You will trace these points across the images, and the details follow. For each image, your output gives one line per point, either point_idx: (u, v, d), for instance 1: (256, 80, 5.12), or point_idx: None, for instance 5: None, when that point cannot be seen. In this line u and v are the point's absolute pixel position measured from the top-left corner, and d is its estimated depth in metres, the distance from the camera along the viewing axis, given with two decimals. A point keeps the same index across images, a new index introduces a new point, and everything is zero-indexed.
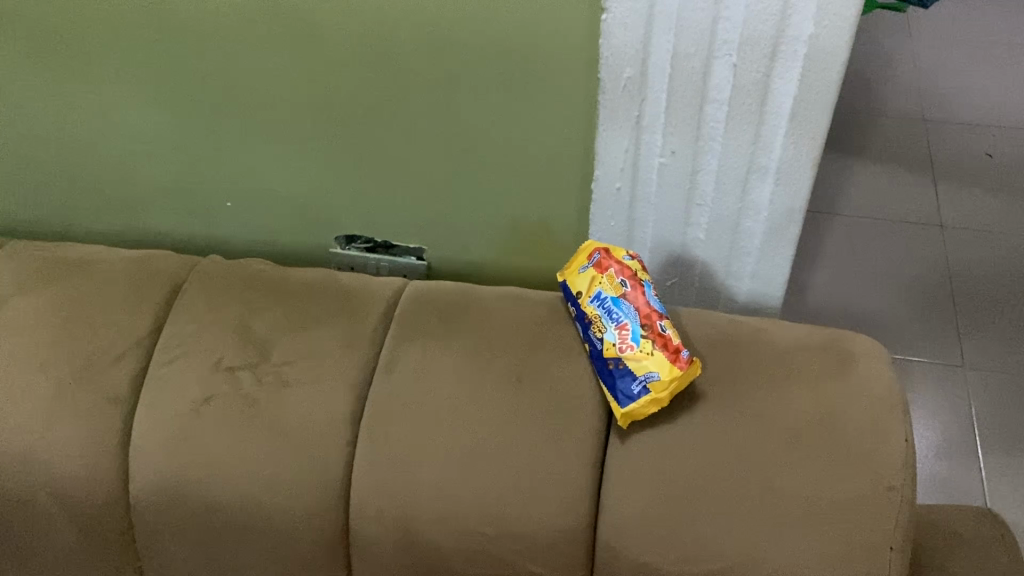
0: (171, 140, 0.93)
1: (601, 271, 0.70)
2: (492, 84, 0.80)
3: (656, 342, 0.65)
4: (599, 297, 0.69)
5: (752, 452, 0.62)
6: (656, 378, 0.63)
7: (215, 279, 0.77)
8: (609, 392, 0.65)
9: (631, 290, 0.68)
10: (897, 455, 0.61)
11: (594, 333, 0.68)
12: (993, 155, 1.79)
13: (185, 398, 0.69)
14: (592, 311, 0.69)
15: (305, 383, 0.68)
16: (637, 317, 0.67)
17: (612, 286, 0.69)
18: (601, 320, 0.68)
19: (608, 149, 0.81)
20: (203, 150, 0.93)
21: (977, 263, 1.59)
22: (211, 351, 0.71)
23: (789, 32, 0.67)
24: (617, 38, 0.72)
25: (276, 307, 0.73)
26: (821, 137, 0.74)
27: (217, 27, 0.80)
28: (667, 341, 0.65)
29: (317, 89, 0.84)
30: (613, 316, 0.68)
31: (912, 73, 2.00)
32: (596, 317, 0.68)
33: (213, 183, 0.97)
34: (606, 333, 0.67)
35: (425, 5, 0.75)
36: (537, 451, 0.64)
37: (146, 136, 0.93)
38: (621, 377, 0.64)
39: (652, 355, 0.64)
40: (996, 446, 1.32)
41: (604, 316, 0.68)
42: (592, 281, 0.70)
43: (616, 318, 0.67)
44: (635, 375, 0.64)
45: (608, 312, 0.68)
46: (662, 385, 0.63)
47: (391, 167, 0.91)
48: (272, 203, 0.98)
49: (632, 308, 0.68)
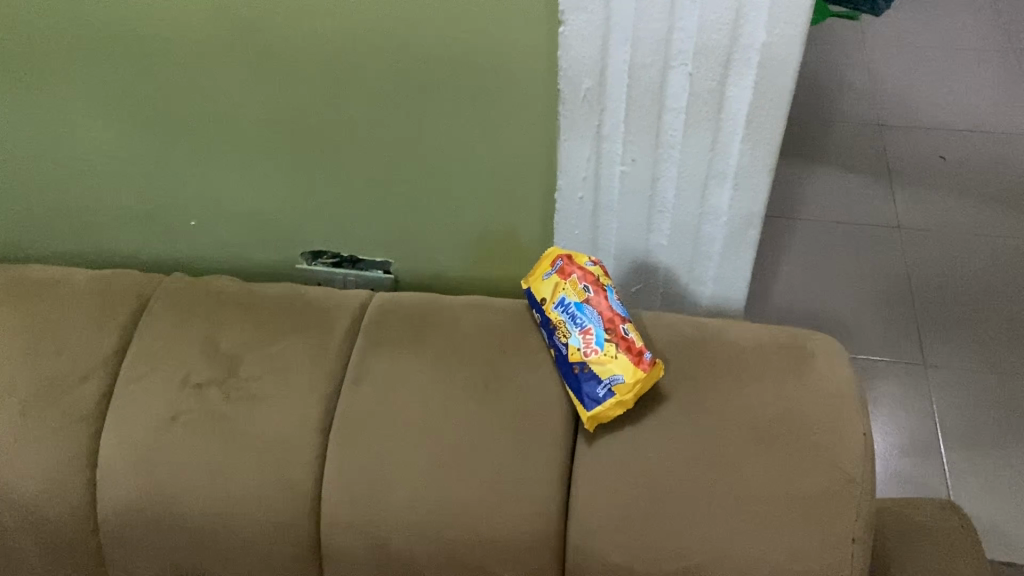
0: (132, 155, 0.92)
1: (565, 277, 0.71)
2: (454, 94, 0.81)
3: (620, 346, 0.66)
4: (563, 303, 0.70)
5: (716, 451, 0.63)
6: (620, 381, 0.64)
7: (181, 294, 0.75)
8: (575, 396, 0.66)
9: (594, 295, 0.69)
10: (856, 448, 0.62)
11: (559, 338, 0.69)
12: (946, 158, 1.83)
13: (152, 416, 0.68)
14: (557, 316, 0.70)
15: (272, 396, 0.68)
16: (600, 321, 0.68)
17: (576, 291, 0.70)
18: (566, 325, 0.69)
19: (570, 158, 0.82)
20: (163, 165, 0.93)
21: (932, 263, 1.63)
22: (177, 369, 0.70)
23: (742, 41, 0.69)
24: (575, 50, 0.73)
25: (242, 322, 0.73)
26: (776, 143, 0.76)
27: (176, 42, 0.80)
28: (631, 343, 0.66)
29: (280, 102, 0.84)
30: (576, 321, 0.69)
31: (864, 79, 2.05)
32: (560, 322, 0.69)
33: (176, 199, 0.97)
34: (570, 338, 0.68)
35: (383, 18, 0.76)
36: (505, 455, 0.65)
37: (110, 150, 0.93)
38: (586, 382, 0.65)
39: (615, 360, 0.65)
40: (956, 442, 1.35)
41: (568, 321, 0.69)
42: (556, 287, 0.71)
43: (580, 323, 0.68)
44: (599, 378, 0.65)
45: (572, 317, 0.69)
46: (626, 387, 0.64)
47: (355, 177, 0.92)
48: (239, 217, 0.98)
49: (595, 313, 0.69)
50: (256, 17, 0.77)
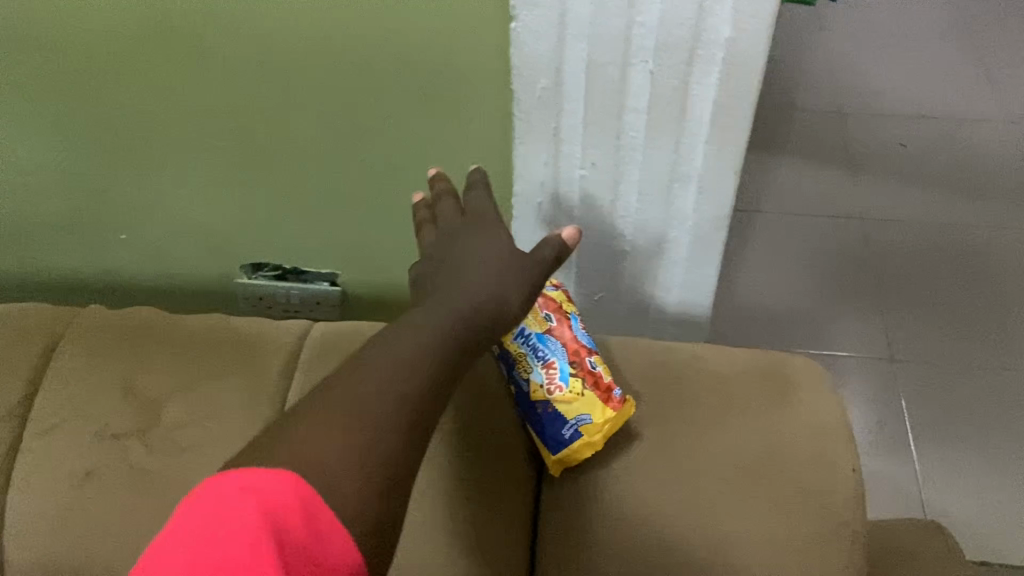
0: (57, 154, 0.86)
1: None
2: (400, 92, 0.76)
3: (588, 382, 0.61)
4: (523, 332, 0.62)
5: (695, 495, 0.58)
6: (588, 421, 0.60)
7: (98, 330, 0.68)
8: (540, 437, 0.61)
9: (557, 324, 0.63)
10: (845, 487, 0.59)
11: (519, 373, 0.62)
12: (908, 144, 1.80)
13: (65, 471, 0.60)
14: (516, 348, 0.62)
15: (202, 446, 0.61)
16: (565, 354, 0.62)
17: (536, 318, 0.63)
18: (527, 358, 0.61)
19: (527, 163, 0.76)
20: (91, 164, 0.87)
21: (896, 253, 1.60)
22: (92, 417, 0.62)
23: (706, 36, 0.63)
24: (529, 47, 0.67)
25: (167, 362, 0.66)
26: (742, 143, 0.71)
27: (94, 32, 0.73)
28: (598, 378, 0.62)
29: (214, 102, 0.78)
30: (538, 353, 0.62)
31: (823, 63, 2.00)
32: (520, 355, 0.62)
33: (108, 198, 0.90)
34: (532, 373, 0.61)
35: (321, 11, 0.70)
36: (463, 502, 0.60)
37: (31, 153, 0.86)
38: (551, 422, 0.61)
39: (583, 400, 0.60)
40: (927, 437, 1.32)
41: (530, 354, 0.61)
42: None
43: (543, 356, 0.62)
44: (565, 419, 0.60)
45: (534, 349, 0.62)
46: (594, 428, 0.60)
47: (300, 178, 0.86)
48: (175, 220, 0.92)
49: (559, 344, 0.62)
50: (182, 8, 0.70)
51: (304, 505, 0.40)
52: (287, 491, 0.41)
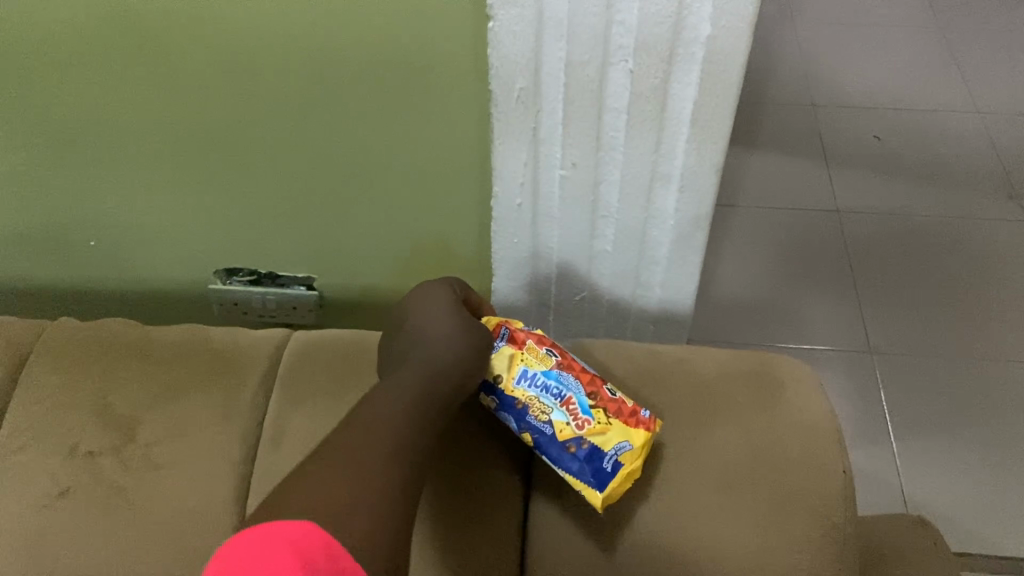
0: (20, 162, 0.83)
1: (519, 346, 0.61)
2: (375, 94, 0.74)
3: (613, 410, 0.59)
4: (528, 375, 0.60)
5: (685, 499, 0.58)
6: (628, 448, 0.58)
7: (66, 346, 0.66)
8: (578, 478, 0.58)
9: (560, 360, 0.61)
10: (835, 487, 0.58)
11: (537, 418, 0.59)
12: (881, 136, 1.80)
13: (36, 494, 0.58)
14: (525, 393, 0.59)
15: (180, 463, 0.59)
16: (579, 387, 0.60)
17: (538, 359, 0.60)
18: (541, 401, 0.59)
19: (505, 164, 0.75)
20: (56, 171, 0.84)
21: (871, 245, 1.60)
22: (64, 437, 0.60)
23: (686, 34, 0.62)
24: (505, 47, 0.66)
25: (140, 378, 0.64)
26: (723, 141, 0.70)
27: (55, 37, 0.71)
28: (621, 404, 0.60)
29: (187, 105, 0.76)
30: (552, 393, 0.59)
31: (795, 56, 2.00)
32: (532, 399, 0.59)
33: (75, 206, 0.88)
34: (552, 414, 0.59)
35: (292, 13, 0.68)
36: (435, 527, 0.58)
37: None
38: (587, 460, 0.58)
39: (614, 427, 0.58)
40: (907, 429, 1.33)
41: (543, 395, 0.59)
42: (513, 359, 0.60)
43: (558, 394, 0.59)
44: (602, 451, 0.58)
45: (546, 389, 0.59)
46: (634, 453, 0.58)
47: (274, 183, 0.84)
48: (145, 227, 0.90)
49: (571, 377, 0.60)
50: (147, 11, 0.69)
51: (324, 539, 0.41)
52: (305, 529, 0.41)
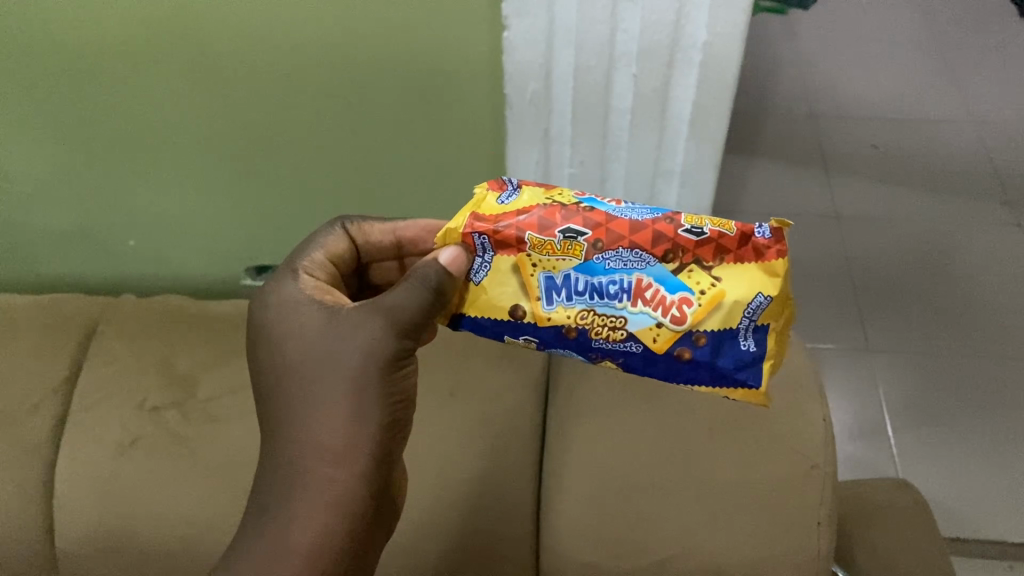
0: (73, 177, 0.90)
1: (526, 248, 0.49)
2: (401, 105, 0.82)
3: (706, 259, 0.48)
4: (569, 282, 0.49)
5: (684, 448, 0.66)
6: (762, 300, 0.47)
7: (134, 317, 0.77)
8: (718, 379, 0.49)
9: (593, 235, 0.48)
10: (816, 435, 0.67)
11: (614, 338, 0.49)
12: (879, 146, 1.88)
13: (111, 440, 0.69)
14: (576, 314, 0.49)
15: (233, 415, 0.69)
16: (645, 258, 0.48)
17: (561, 254, 0.49)
18: (604, 315, 0.49)
19: (518, 163, 0.83)
20: (105, 185, 0.91)
21: (873, 251, 1.66)
22: (133, 393, 0.71)
23: (684, 41, 0.69)
24: (519, 54, 0.73)
25: (197, 344, 0.75)
26: (721, 139, 0.77)
27: (111, 64, 0.78)
28: (715, 241, 0.48)
29: (228, 121, 0.83)
30: (612, 295, 0.49)
31: (796, 69, 2.07)
32: (592, 319, 0.49)
33: (122, 215, 0.95)
34: (631, 323, 0.48)
35: (328, 38, 0.75)
36: (430, 449, 0.69)
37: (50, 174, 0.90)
38: (718, 351, 0.48)
39: (727, 286, 0.47)
40: (904, 422, 1.39)
41: (602, 306, 0.49)
42: (531, 270, 0.49)
43: (623, 292, 0.48)
44: (729, 329, 0.48)
45: (603, 293, 0.49)
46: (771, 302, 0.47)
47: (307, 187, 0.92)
48: (187, 230, 0.98)
49: (624, 252, 0.48)
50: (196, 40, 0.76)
51: None
52: None
